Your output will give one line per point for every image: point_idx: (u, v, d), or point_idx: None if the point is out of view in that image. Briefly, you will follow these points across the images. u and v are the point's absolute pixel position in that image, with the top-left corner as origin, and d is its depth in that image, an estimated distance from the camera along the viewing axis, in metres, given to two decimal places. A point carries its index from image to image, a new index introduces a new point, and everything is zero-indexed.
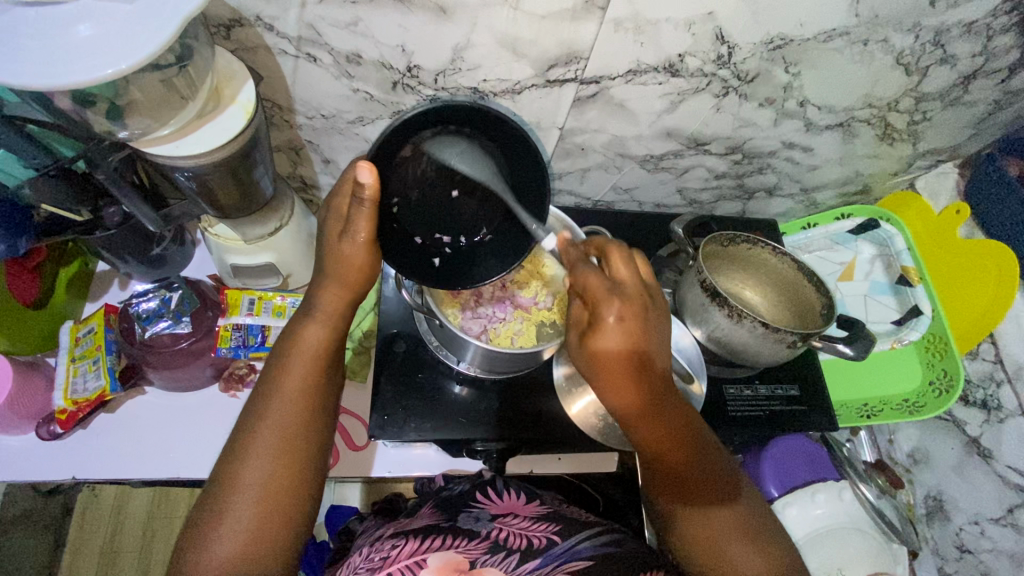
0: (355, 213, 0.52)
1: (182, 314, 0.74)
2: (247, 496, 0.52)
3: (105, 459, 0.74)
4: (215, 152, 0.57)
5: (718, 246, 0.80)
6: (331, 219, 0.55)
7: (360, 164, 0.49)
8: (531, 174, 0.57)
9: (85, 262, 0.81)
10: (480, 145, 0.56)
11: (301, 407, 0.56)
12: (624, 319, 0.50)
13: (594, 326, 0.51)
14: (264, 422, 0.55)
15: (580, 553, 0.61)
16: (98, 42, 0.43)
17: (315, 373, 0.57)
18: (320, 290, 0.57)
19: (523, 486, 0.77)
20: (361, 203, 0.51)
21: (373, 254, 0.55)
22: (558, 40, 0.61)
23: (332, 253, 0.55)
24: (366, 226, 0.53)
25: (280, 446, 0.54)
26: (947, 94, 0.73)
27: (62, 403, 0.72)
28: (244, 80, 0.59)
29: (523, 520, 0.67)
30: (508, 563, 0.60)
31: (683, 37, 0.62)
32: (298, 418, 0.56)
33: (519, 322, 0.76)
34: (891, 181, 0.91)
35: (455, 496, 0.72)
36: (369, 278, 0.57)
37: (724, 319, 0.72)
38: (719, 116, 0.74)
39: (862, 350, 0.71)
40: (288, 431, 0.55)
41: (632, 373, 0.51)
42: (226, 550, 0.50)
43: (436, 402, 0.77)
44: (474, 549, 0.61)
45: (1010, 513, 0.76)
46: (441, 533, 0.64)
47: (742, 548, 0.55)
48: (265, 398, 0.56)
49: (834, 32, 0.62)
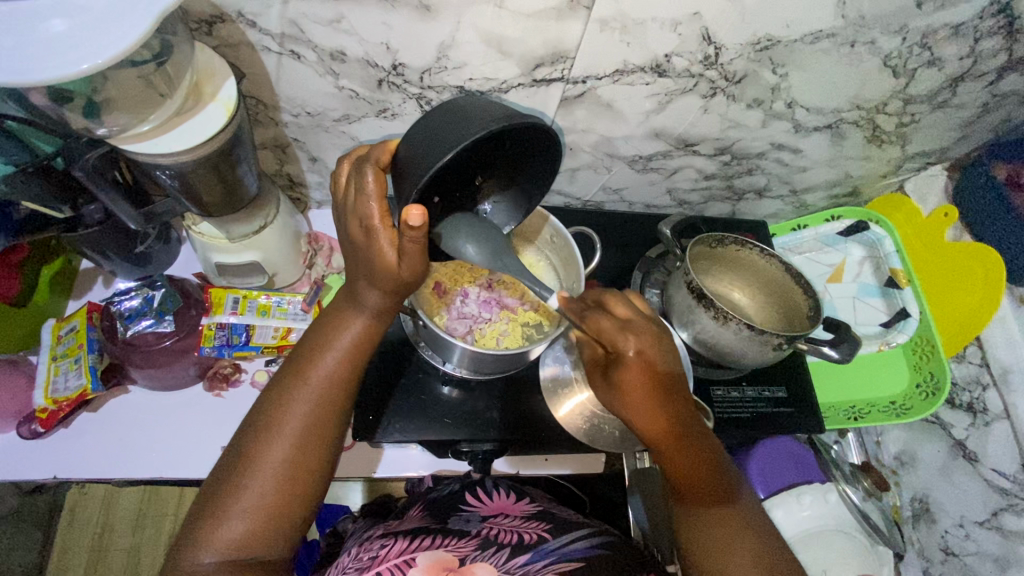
0: (406, 246, 0.47)
1: (165, 313, 0.73)
2: (266, 476, 0.51)
3: (88, 458, 0.73)
4: (195, 150, 0.56)
5: (706, 247, 0.79)
6: (381, 237, 0.48)
7: (411, 211, 0.44)
8: (539, 136, 0.52)
9: (69, 259, 0.80)
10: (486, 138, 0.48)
11: (330, 397, 0.54)
12: (640, 352, 0.50)
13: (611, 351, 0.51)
14: (295, 403, 0.53)
15: (572, 554, 0.61)
16: (69, 38, 0.43)
17: (352, 364, 0.55)
18: (359, 284, 0.53)
19: (511, 484, 0.76)
20: (411, 241, 0.46)
21: (423, 269, 0.50)
22: (543, 39, 0.61)
23: (385, 275, 0.50)
24: (420, 258, 0.49)
25: (306, 431, 0.53)
26: (934, 96, 0.72)
27: (42, 402, 0.71)
28: (225, 77, 0.58)
29: (514, 520, 0.67)
30: (498, 557, 0.60)
31: (670, 37, 0.61)
32: (328, 407, 0.54)
33: (505, 322, 0.76)
34: (880, 183, 0.91)
35: (444, 497, 0.71)
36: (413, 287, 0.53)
37: (711, 321, 0.72)
38: (707, 117, 0.74)
39: (847, 352, 0.70)
40: (318, 417, 0.54)
41: (652, 396, 0.52)
42: (243, 525, 0.50)
43: (423, 402, 0.77)
44: (464, 546, 0.61)
45: (995, 516, 0.76)
46: (430, 533, 0.63)
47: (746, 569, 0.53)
48: (297, 379, 0.54)
49: (821, 33, 0.62)
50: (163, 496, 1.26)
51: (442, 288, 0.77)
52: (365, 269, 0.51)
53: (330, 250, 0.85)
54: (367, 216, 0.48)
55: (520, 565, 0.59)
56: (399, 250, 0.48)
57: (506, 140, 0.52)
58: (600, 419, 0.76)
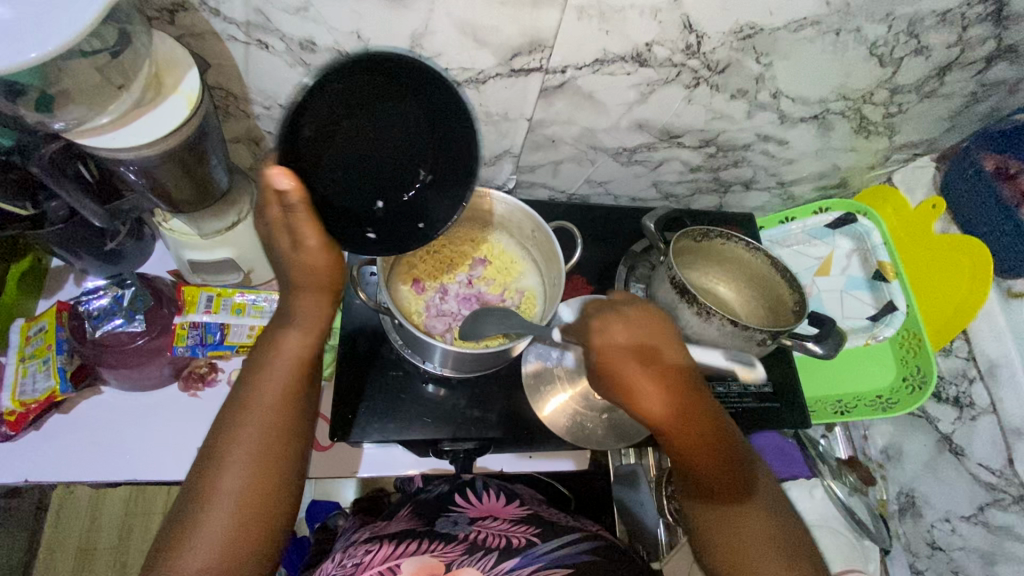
0: (297, 221, 0.51)
1: (135, 312, 0.71)
2: (225, 504, 0.50)
3: (60, 461, 0.72)
4: (157, 144, 0.54)
5: (690, 242, 0.78)
6: (279, 231, 0.52)
7: (273, 170, 0.48)
8: (424, 88, 0.53)
9: (37, 257, 0.78)
10: (361, 107, 0.52)
11: (277, 415, 0.53)
12: (631, 360, 0.57)
13: (608, 367, 0.58)
14: (243, 427, 0.52)
15: (559, 561, 0.59)
16: (15, 27, 0.41)
17: (294, 378, 0.55)
18: (290, 295, 0.55)
19: (502, 485, 0.76)
20: (294, 211, 0.50)
21: (334, 253, 0.54)
22: (519, 28, 0.59)
23: (301, 264, 0.53)
24: (314, 230, 0.51)
25: (260, 452, 0.52)
26: (922, 85, 0.71)
27: (10, 404, 0.69)
28: (187, 69, 0.55)
29: (503, 523, 0.66)
30: (485, 561, 0.59)
31: (650, 25, 0.59)
32: (278, 424, 0.53)
33: None
34: (868, 175, 0.90)
35: (435, 499, 0.70)
36: (341, 279, 0.56)
37: (693, 317, 0.69)
38: (691, 108, 0.72)
39: (832, 348, 0.69)
40: (267, 436, 0.52)
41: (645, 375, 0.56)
42: (204, 559, 0.48)
43: (403, 400, 0.75)
44: (450, 551, 0.59)
45: (981, 511, 0.76)
46: (417, 537, 0.62)
47: (768, 560, 0.53)
48: (242, 404, 0.53)
49: (805, 21, 0.60)
50: (150, 494, 1.25)
51: (421, 285, 0.76)
52: (290, 274, 0.54)
53: None
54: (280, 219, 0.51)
55: (508, 571, 0.58)
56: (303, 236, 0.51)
57: (408, 108, 0.54)
58: (582, 417, 0.76)
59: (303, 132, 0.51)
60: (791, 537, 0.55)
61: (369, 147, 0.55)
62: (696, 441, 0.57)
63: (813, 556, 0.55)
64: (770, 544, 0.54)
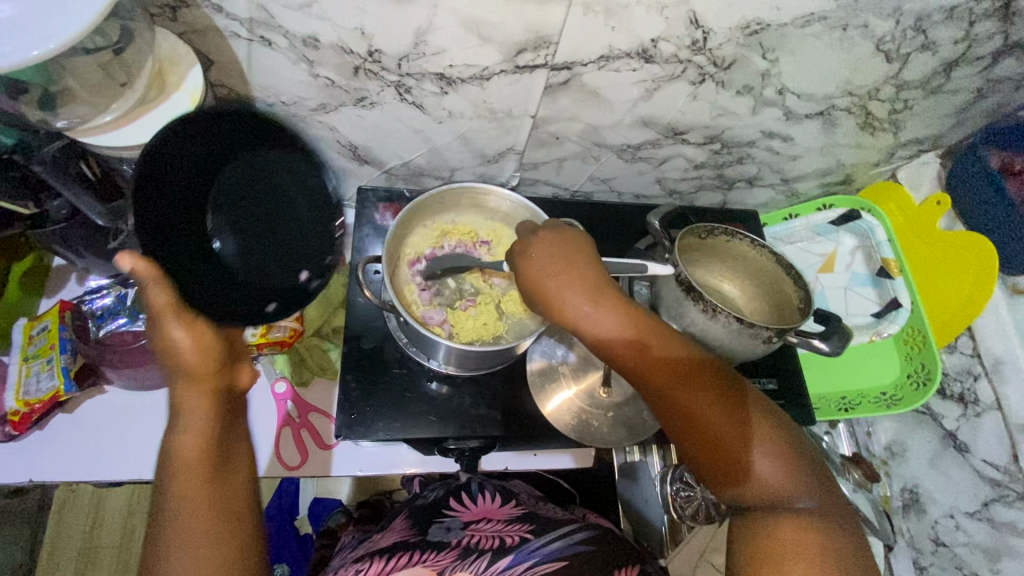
0: (157, 310, 0.50)
1: (139, 311, 0.71)
2: None
3: (66, 460, 0.72)
4: (159, 143, 0.53)
5: (695, 239, 0.78)
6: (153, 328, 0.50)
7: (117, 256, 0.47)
8: (272, 151, 0.60)
9: (38, 257, 0.77)
10: (220, 191, 0.59)
11: (203, 522, 0.47)
12: (563, 282, 0.55)
13: (549, 300, 0.56)
14: (172, 550, 0.46)
15: (549, 554, 0.60)
16: (18, 24, 0.41)
17: (203, 478, 0.48)
18: (173, 397, 0.50)
19: (497, 486, 0.76)
20: (153, 291, 0.49)
21: (203, 330, 0.51)
22: (524, 24, 0.58)
23: (172, 355, 0.50)
24: (173, 312, 0.50)
25: (207, 568, 0.46)
26: (928, 81, 0.70)
27: (14, 404, 0.69)
28: (190, 65, 0.55)
29: (496, 524, 0.66)
30: (479, 564, 0.59)
31: (657, 21, 0.59)
32: (209, 528, 0.47)
33: (473, 305, 0.74)
34: (872, 171, 0.89)
35: (428, 505, 0.71)
36: (221, 356, 0.52)
37: (699, 314, 0.69)
38: (696, 104, 0.72)
39: (838, 345, 0.69)
40: (201, 546, 0.46)
41: (593, 298, 0.55)
42: None
43: (407, 399, 0.75)
44: (443, 559, 0.60)
45: (985, 507, 0.76)
46: (408, 550, 0.62)
47: (755, 454, 0.50)
48: (160, 530, 0.47)
49: (812, 16, 0.60)
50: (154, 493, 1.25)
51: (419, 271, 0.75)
52: (170, 373, 0.50)
53: None
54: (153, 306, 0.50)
55: (502, 570, 0.58)
56: (169, 322, 0.50)
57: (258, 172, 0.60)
58: (587, 414, 0.76)
59: (175, 223, 0.57)
60: (769, 423, 0.52)
61: (252, 226, 0.61)
62: (649, 358, 0.53)
63: (794, 436, 0.53)
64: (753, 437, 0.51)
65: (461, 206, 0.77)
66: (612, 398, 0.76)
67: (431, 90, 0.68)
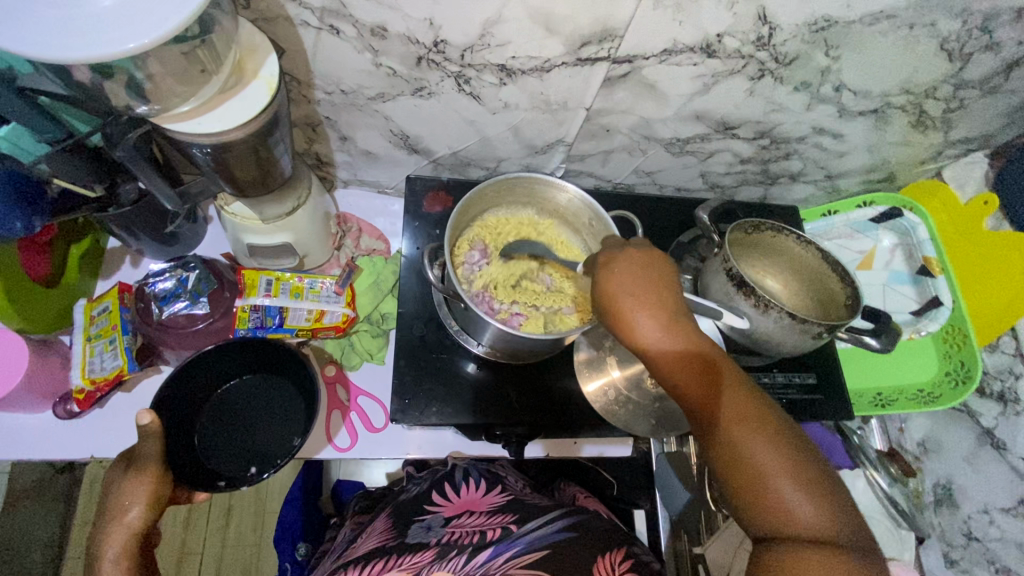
0: (145, 461, 0.56)
1: (200, 294, 0.73)
2: None
3: (127, 436, 0.74)
4: (235, 130, 0.54)
5: (742, 234, 0.79)
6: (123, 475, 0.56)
7: (141, 410, 0.55)
8: (282, 363, 0.73)
9: (97, 238, 0.79)
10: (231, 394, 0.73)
11: None
12: (639, 298, 0.51)
13: (617, 313, 0.51)
14: None
15: (530, 544, 0.58)
16: (118, 16, 0.41)
17: None
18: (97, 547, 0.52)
19: (484, 470, 0.77)
20: (148, 442, 0.57)
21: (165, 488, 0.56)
22: (592, 16, 0.58)
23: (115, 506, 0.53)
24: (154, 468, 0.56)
25: None
26: (986, 81, 0.70)
27: (80, 382, 0.71)
28: (267, 54, 0.56)
29: (479, 517, 0.65)
30: (457, 561, 0.57)
31: (725, 16, 0.59)
32: None
33: (517, 304, 0.75)
34: (918, 169, 0.90)
35: (412, 502, 0.72)
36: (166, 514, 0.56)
37: (750, 309, 0.70)
38: (751, 100, 0.72)
39: (888, 343, 0.71)
40: None
41: (667, 316, 0.50)
42: None
43: (456, 385, 0.76)
44: (419, 561, 0.58)
45: (1021, 504, 0.77)
46: (386, 553, 0.60)
47: (789, 490, 0.44)
48: None
49: (881, 14, 0.60)
50: None
51: (474, 260, 0.77)
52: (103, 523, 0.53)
53: (358, 232, 0.89)
54: (144, 456, 0.56)
55: (481, 564, 0.56)
56: (139, 474, 0.55)
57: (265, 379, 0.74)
58: (634, 404, 0.77)
59: (178, 410, 0.68)
60: (811, 464, 0.45)
61: (243, 411, 0.72)
62: (695, 370, 0.49)
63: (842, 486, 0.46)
64: (790, 470, 0.45)
65: (517, 196, 0.77)
66: (657, 389, 0.77)
67: (490, 81, 0.68)
